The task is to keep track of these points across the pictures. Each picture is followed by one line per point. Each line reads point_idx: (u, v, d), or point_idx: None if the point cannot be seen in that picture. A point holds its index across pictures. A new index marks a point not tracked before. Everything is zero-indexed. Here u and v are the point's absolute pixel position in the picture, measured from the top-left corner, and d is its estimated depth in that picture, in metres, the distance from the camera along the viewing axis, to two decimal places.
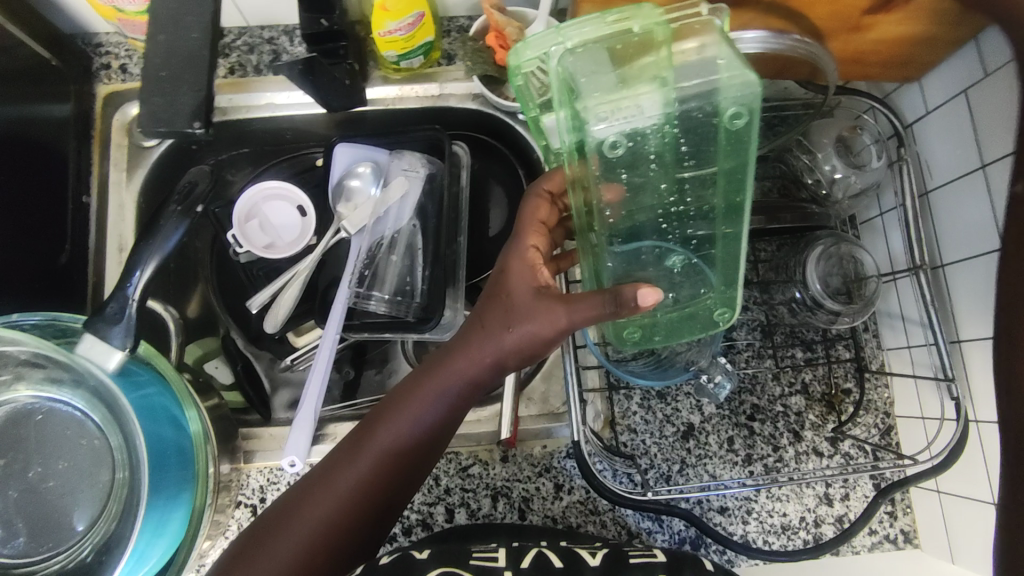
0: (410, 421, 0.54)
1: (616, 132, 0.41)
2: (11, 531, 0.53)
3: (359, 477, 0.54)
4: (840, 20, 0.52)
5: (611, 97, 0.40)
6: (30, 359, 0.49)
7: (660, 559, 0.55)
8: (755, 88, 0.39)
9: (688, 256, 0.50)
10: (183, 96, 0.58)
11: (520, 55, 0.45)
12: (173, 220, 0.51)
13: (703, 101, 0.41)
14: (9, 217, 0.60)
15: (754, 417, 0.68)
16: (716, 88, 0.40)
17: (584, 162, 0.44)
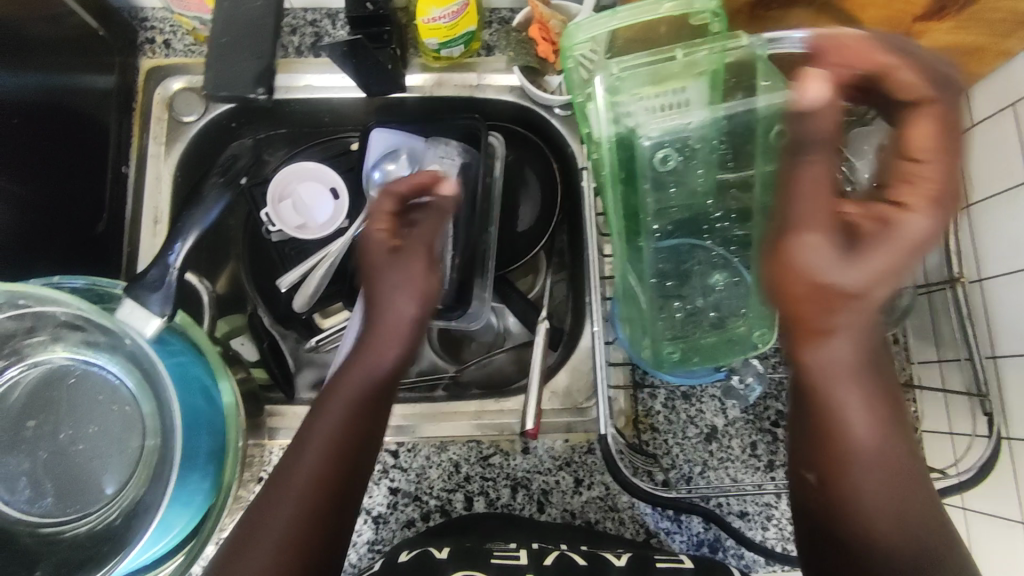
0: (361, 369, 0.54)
1: (668, 140, 0.50)
2: (39, 491, 0.53)
3: (322, 441, 0.51)
4: (891, 25, 0.52)
5: (661, 106, 0.49)
6: (69, 322, 0.50)
7: (686, 566, 0.55)
8: (800, 106, 0.47)
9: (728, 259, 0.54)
10: (253, 65, 0.64)
11: (573, 37, 0.48)
12: (217, 191, 0.51)
13: (744, 118, 0.50)
14: (50, 183, 0.60)
15: (778, 423, 0.67)
16: (756, 107, 0.49)
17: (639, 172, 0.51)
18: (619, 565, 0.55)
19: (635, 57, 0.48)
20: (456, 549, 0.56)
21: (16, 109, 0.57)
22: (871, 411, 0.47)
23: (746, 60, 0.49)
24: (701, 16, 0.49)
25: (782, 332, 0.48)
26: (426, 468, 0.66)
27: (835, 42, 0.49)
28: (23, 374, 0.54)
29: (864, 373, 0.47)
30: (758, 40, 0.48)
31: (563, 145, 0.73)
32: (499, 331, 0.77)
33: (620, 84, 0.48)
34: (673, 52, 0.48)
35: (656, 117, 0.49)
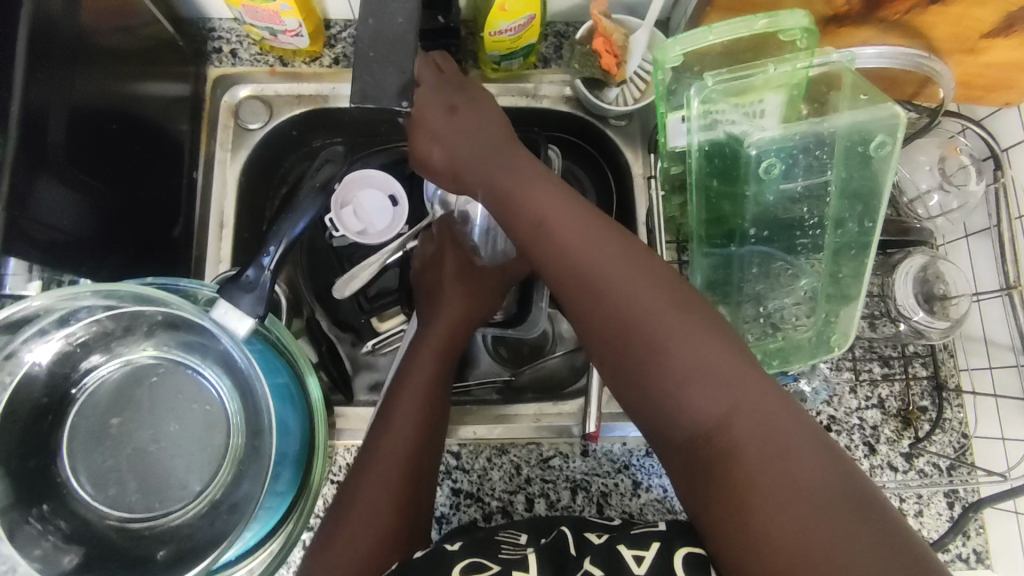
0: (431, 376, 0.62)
1: (760, 151, 0.53)
2: (124, 489, 0.54)
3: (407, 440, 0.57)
4: (957, 42, 0.54)
5: (753, 117, 0.52)
6: (165, 322, 0.52)
7: (659, 529, 0.52)
8: (891, 117, 0.49)
9: (811, 275, 0.55)
10: (387, 72, 0.47)
11: (669, 52, 0.51)
12: (311, 198, 0.52)
13: (830, 127, 0.52)
14: (138, 187, 0.62)
15: (831, 428, 0.68)
16: (841, 116, 0.51)
17: (729, 178, 0.54)
18: (597, 544, 0.53)
19: (726, 71, 0.51)
20: (465, 544, 0.53)
21: (113, 114, 0.58)
22: (787, 457, 0.41)
23: (833, 72, 0.52)
24: (793, 33, 0.50)
25: (639, 339, 0.46)
26: (487, 469, 0.67)
27: (904, 57, 0.51)
28: (111, 373, 0.55)
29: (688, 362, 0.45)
30: (846, 56, 0.51)
31: (617, 154, 0.74)
32: (552, 337, 0.78)
33: (713, 98, 0.51)
34: (765, 66, 0.50)
35: (747, 128, 0.52)
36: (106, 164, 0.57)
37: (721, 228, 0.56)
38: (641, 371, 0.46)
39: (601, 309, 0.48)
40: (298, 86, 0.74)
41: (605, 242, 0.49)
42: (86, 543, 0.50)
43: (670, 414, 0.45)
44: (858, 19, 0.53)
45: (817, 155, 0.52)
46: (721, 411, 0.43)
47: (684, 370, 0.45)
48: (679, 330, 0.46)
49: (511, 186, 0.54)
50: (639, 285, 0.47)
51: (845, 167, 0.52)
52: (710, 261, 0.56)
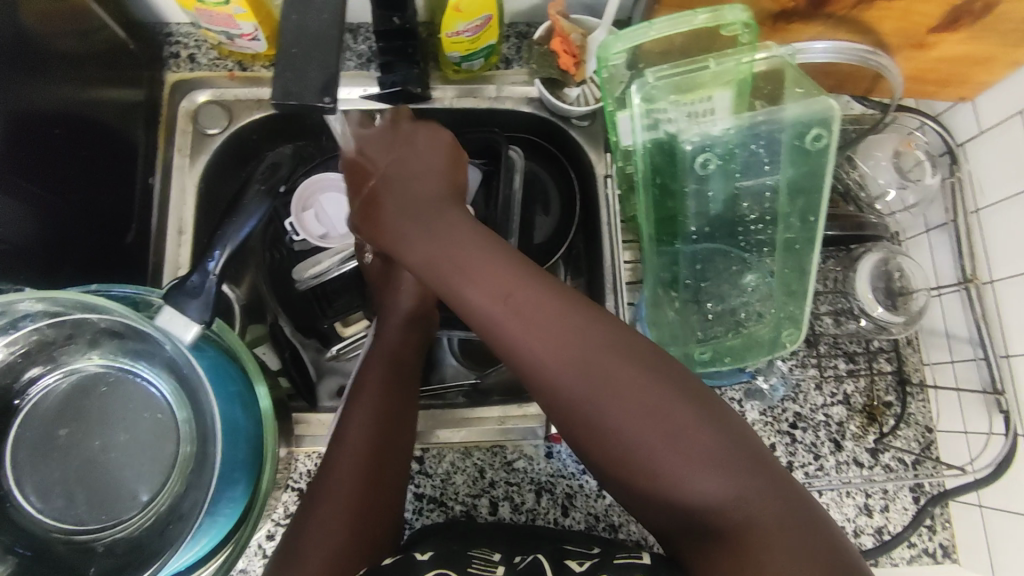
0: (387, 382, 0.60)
1: (703, 149, 0.53)
2: (70, 501, 0.53)
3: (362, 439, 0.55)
4: (906, 37, 0.54)
5: (694, 114, 0.52)
6: (108, 329, 0.51)
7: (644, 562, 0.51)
8: (831, 111, 0.49)
9: (762, 271, 0.55)
10: (313, 71, 0.47)
11: (612, 47, 0.51)
12: (259, 200, 0.52)
13: (773, 124, 0.51)
14: (87, 192, 0.61)
15: (796, 425, 0.68)
16: (783, 112, 0.51)
17: (676, 173, 0.54)
18: (579, 569, 0.52)
19: (669, 67, 0.51)
20: (437, 554, 0.52)
21: (58, 118, 0.57)
22: (747, 503, 0.43)
23: (777, 68, 0.51)
24: (733, 28, 0.50)
25: (614, 422, 0.45)
26: (451, 473, 0.66)
27: (850, 52, 0.51)
28: (58, 382, 0.54)
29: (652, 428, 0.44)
30: (789, 49, 0.50)
31: (580, 154, 0.74)
32: None
33: (655, 95, 0.50)
34: (706, 61, 0.50)
35: (687, 125, 0.52)
36: (51, 169, 0.56)
37: (669, 227, 0.55)
38: (624, 456, 0.45)
39: (573, 400, 0.46)
40: (257, 90, 0.74)
41: (565, 322, 0.46)
42: (27, 556, 0.49)
43: (656, 494, 0.45)
44: (806, 15, 0.53)
45: (757, 149, 0.52)
46: (709, 483, 0.43)
47: (664, 453, 0.44)
48: (652, 412, 0.44)
49: (453, 259, 0.49)
50: (605, 369, 0.45)
51: (788, 163, 0.52)
52: (661, 259, 0.55)
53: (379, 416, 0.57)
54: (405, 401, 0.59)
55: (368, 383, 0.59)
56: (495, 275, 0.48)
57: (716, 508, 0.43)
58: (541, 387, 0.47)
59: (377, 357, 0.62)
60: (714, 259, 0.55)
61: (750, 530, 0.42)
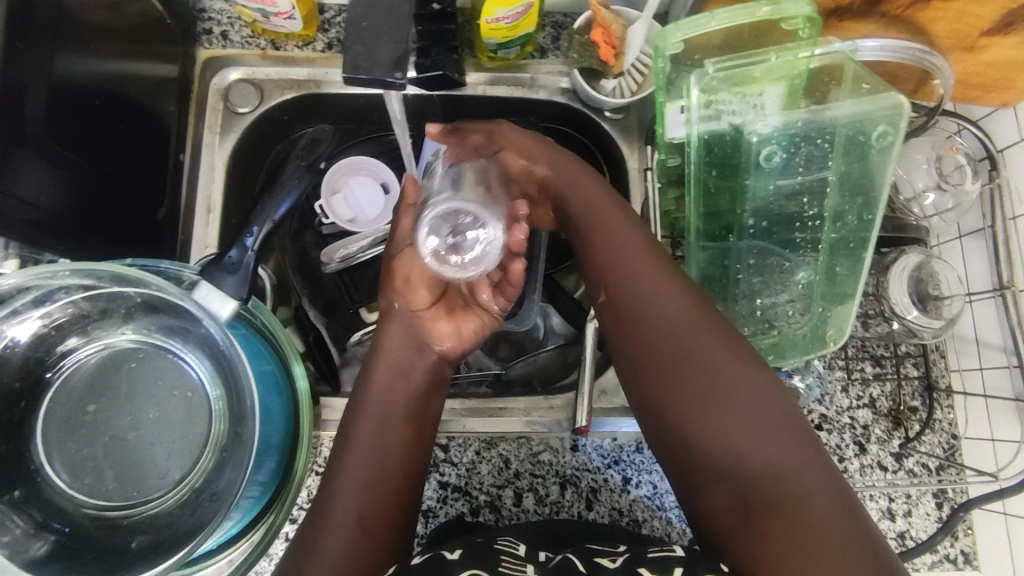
0: (395, 430, 0.56)
1: (761, 145, 0.52)
2: (99, 478, 0.52)
3: (353, 509, 0.52)
4: (956, 39, 0.54)
5: (750, 107, 0.51)
6: (144, 304, 0.51)
7: (678, 554, 0.47)
8: (898, 109, 0.48)
9: (807, 269, 0.54)
10: (382, 45, 0.45)
11: (671, 36, 0.50)
12: (296, 176, 0.51)
13: (823, 125, 0.51)
14: (122, 166, 0.60)
15: (822, 427, 0.67)
16: (838, 110, 0.50)
17: (726, 168, 0.54)
18: (612, 568, 0.49)
19: (727, 58, 0.50)
20: (466, 552, 0.51)
21: (97, 90, 0.56)
22: (794, 476, 0.46)
23: (836, 63, 0.51)
24: (794, 21, 0.49)
25: (695, 381, 0.49)
26: (476, 463, 0.66)
27: (901, 52, 0.52)
28: (89, 358, 0.53)
29: (712, 382, 0.48)
30: (851, 45, 0.49)
31: (613, 147, 0.74)
32: (544, 331, 0.77)
33: (713, 86, 0.50)
34: (767, 54, 0.49)
35: (751, 117, 0.51)
36: (88, 142, 0.55)
37: (718, 224, 0.55)
38: (694, 417, 0.48)
39: (649, 348, 0.51)
40: (290, 70, 0.73)
41: (675, 294, 0.52)
42: (60, 532, 0.48)
43: (713, 458, 0.48)
44: (859, 13, 0.53)
45: (820, 144, 0.52)
46: (761, 445, 0.46)
47: (734, 419, 0.47)
48: (738, 386, 0.48)
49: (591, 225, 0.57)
50: (702, 338, 0.50)
51: (850, 160, 0.52)
52: (707, 255, 0.55)
53: (376, 482, 0.53)
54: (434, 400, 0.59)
55: (359, 449, 0.55)
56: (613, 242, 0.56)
57: (773, 482, 0.46)
58: (632, 345, 0.52)
59: (369, 415, 0.56)
60: (759, 258, 0.55)
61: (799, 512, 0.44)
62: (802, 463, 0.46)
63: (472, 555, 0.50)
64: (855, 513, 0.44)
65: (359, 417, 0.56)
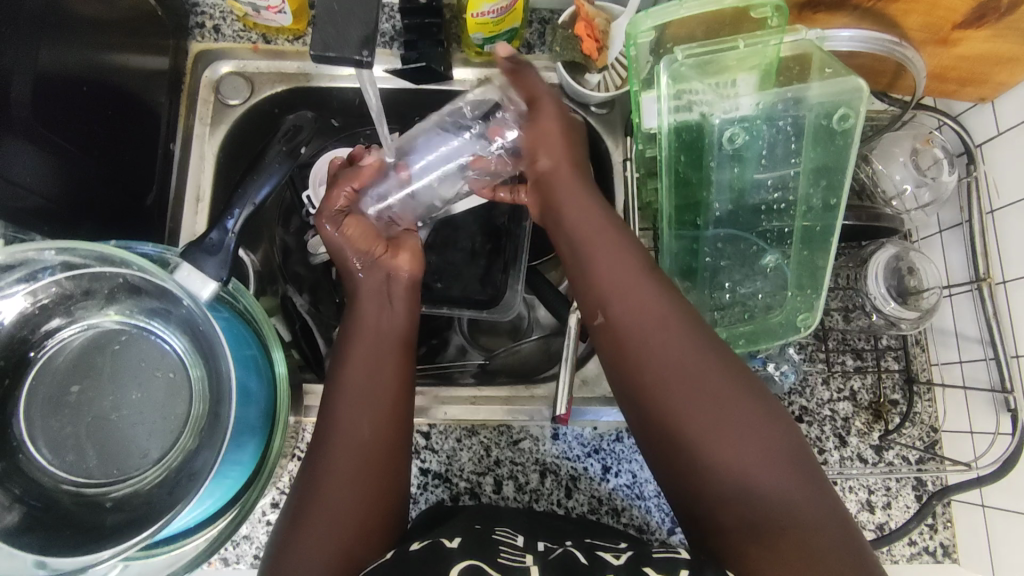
0: (376, 381, 0.56)
1: (730, 128, 0.53)
2: (81, 456, 0.53)
3: (361, 438, 0.53)
4: (930, 32, 0.54)
5: (721, 92, 0.52)
6: (127, 285, 0.52)
7: (682, 555, 0.49)
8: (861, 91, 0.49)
9: (781, 256, 0.55)
10: (353, 26, 0.43)
11: (641, 23, 0.51)
12: (278, 161, 0.52)
13: (790, 108, 0.52)
14: (110, 153, 0.61)
15: (802, 419, 0.68)
16: (808, 91, 0.51)
17: (699, 154, 0.54)
18: (616, 565, 0.50)
19: (697, 46, 0.51)
20: (466, 540, 0.52)
21: (86, 78, 0.57)
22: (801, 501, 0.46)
23: (803, 51, 0.52)
24: (762, 10, 0.51)
25: (706, 406, 0.48)
26: (456, 450, 0.67)
27: (875, 41, 0.52)
28: (73, 337, 0.54)
29: (727, 411, 0.48)
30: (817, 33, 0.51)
31: (597, 141, 0.75)
32: (528, 323, 0.78)
33: (682, 73, 0.51)
34: (734, 42, 0.51)
35: (715, 103, 0.53)
36: (76, 128, 0.57)
37: (690, 212, 0.56)
38: (707, 443, 0.47)
39: (653, 372, 0.49)
40: (280, 63, 0.74)
41: (668, 311, 0.51)
42: (38, 507, 0.49)
43: (724, 487, 0.47)
44: (833, 5, 0.54)
45: (782, 127, 0.53)
46: (775, 474, 0.46)
47: (747, 445, 0.47)
48: (745, 413, 0.48)
49: (585, 236, 0.56)
50: (709, 366, 0.49)
51: (813, 147, 0.52)
52: (680, 243, 0.56)
53: (375, 409, 0.54)
54: (408, 350, 0.59)
55: (354, 389, 0.55)
56: (610, 263, 0.53)
57: (783, 506, 0.46)
58: (629, 363, 0.51)
59: (363, 345, 0.58)
60: (730, 246, 0.56)
61: (803, 531, 0.45)
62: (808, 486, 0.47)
63: (465, 549, 0.50)
64: (848, 526, 0.46)
65: (354, 348, 0.58)
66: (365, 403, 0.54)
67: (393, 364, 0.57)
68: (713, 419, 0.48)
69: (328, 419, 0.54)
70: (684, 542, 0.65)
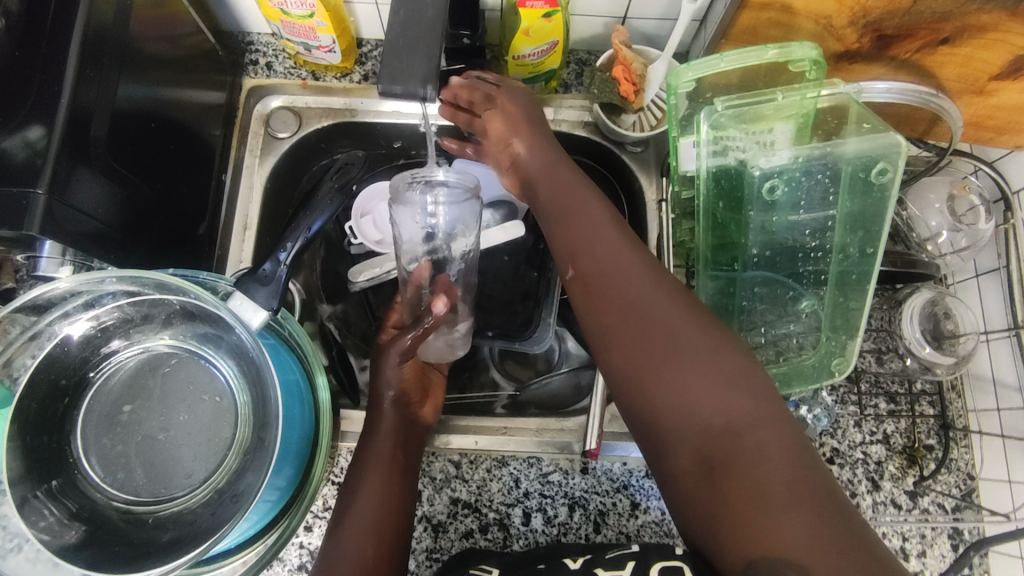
0: (382, 498, 0.56)
1: (767, 179, 0.54)
2: (131, 474, 0.55)
3: (359, 557, 0.53)
4: (967, 82, 0.55)
5: (760, 143, 0.53)
6: (183, 311, 0.54)
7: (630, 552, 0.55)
8: (897, 148, 0.50)
9: (815, 300, 0.55)
10: (416, 60, 0.52)
11: (682, 76, 0.53)
12: (328, 198, 0.53)
13: (830, 163, 0.53)
14: (168, 184, 0.64)
15: (834, 461, 0.68)
16: (846, 147, 0.52)
17: (737, 202, 0.55)
18: (573, 568, 0.54)
19: (737, 97, 0.53)
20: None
21: (152, 113, 0.61)
22: (755, 436, 0.45)
23: (841, 103, 0.53)
24: (801, 64, 0.52)
25: (654, 344, 0.49)
26: (487, 481, 0.67)
27: (911, 93, 0.53)
28: (127, 358, 0.57)
29: (677, 346, 0.49)
30: (856, 87, 0.52)
31: (631, 179, 0.76)
32: (558, 356, 0.79)
33: (722, 123, 0.52)
34: (774, 94, 0.52)
35: (755, 153, 0.54)
36: (141, 160, 0.60)
37: (726, 254, 0.57)
38: (655, 378, 0.49)
39: (610, 309, 0.52)
40: (327, 99, 0.78)
41: (626, 254, 0.54)
42: (90, 523, 0.51)
43: (672, 421, 0.48)
44: (869, 57, 0.55)
45: (820, 179, 0.53)
46: (728, 410, 0.46)
47: (697, 378, 0.47)
48: (701, 353, 0.48)
49: (558, 189, 0.60)
50: (665, 304, 0.50)
51: (851, 194, 0.53)
52: (716, 283, 0.56)
53: (379, 526, 0.55)
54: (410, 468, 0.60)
55: (360, 505, 0.56)
56: (572, 209, 0.58)
57: (729, 435, 0.46)
58: (591, 304, 0.54)
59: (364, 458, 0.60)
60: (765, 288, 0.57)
61: (758, 474, 0.44)
62: (762, 418, 0.46)
63: None
64: (809, 465, 0.44)
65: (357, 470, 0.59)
66: (371, 514, 0.55)
67: (396, 492, 0.57)
68: (664, 352, 0.49)
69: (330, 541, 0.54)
70: None
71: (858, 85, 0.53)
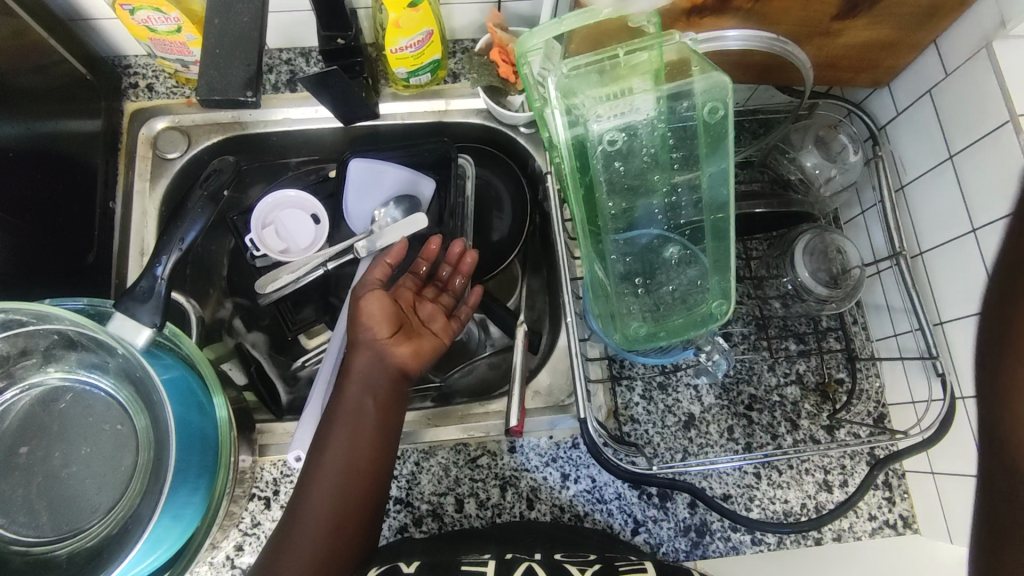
0: (352, 449, 0.57)
1: (616, 130, 0.54)
2: (33, 517, 0.53)
3: (323, 510, 0.55)
4: (812, 26, 0.58)
5: (611, 101, 0.54)
6: (64, 340, 0.53)
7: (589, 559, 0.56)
8: (726, 85, 0.52)
9: (686, 247, 0.59)
10: (235, 68, 0.53)
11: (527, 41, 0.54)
12: (200, 207, 0.54)
13: (684, 104, 0.54)
14: (41, 216, 0.63)
15: (752, 407, 0.70)
16: (693, 88, 0.53)
17: (590, 166, 0.56)
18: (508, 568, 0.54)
19: (581, 58, 0.54)
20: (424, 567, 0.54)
21: (12, 144, 0.59)
22: None
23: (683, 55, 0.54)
24: (638, 19, 0.54)
25: None
26: (416, 474, 0.67)
27: (760, 39, 0.55)
28: (17, 399, 0.55)
29: None
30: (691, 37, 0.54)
31: (529, 159, 0.78)
32: (480, 340, 0.81)
33: (569, 85, 0.53)
34: (616, 51, 0.53)
35: (603, 110, 0.54)
36: (3, 194, 0.58)
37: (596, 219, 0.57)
38: None
39: None
40: (212, 114, 0.77)
41: None
42: None
43: None
44: (717, 10, 0.57)
45: (675, 128, 0.56)
46: None
47: None
48: None
49: None
50: None
51: (701, 139, 0.56)
52: (593, 243, 0.58)
53: (344, 486, 0.56)
54: (391, 411, 0.60)
55: (328, 456, 0.57)
56: None
57: None
58: None
59: (340, 424, 0.58)
60: (645, 245, 0.59)
61: None
62: None
63: None
64: None
65: (331, 428, 0.58)
66: (340, 468, 0.56)
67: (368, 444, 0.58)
68: None
69: (299, 499, 0.56)
70: (647, 542, 0.66)
71: (694, 36, 0.55)
